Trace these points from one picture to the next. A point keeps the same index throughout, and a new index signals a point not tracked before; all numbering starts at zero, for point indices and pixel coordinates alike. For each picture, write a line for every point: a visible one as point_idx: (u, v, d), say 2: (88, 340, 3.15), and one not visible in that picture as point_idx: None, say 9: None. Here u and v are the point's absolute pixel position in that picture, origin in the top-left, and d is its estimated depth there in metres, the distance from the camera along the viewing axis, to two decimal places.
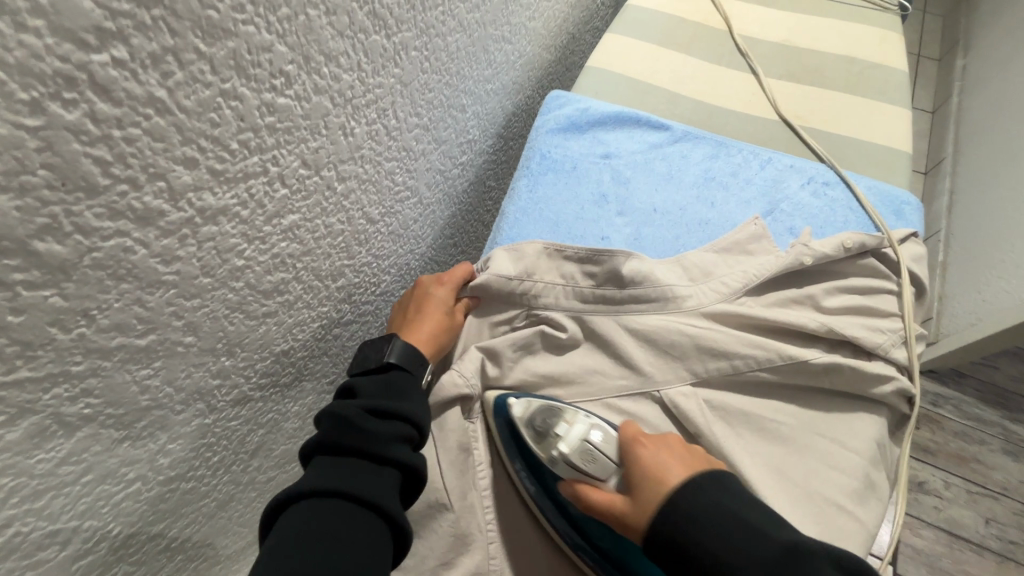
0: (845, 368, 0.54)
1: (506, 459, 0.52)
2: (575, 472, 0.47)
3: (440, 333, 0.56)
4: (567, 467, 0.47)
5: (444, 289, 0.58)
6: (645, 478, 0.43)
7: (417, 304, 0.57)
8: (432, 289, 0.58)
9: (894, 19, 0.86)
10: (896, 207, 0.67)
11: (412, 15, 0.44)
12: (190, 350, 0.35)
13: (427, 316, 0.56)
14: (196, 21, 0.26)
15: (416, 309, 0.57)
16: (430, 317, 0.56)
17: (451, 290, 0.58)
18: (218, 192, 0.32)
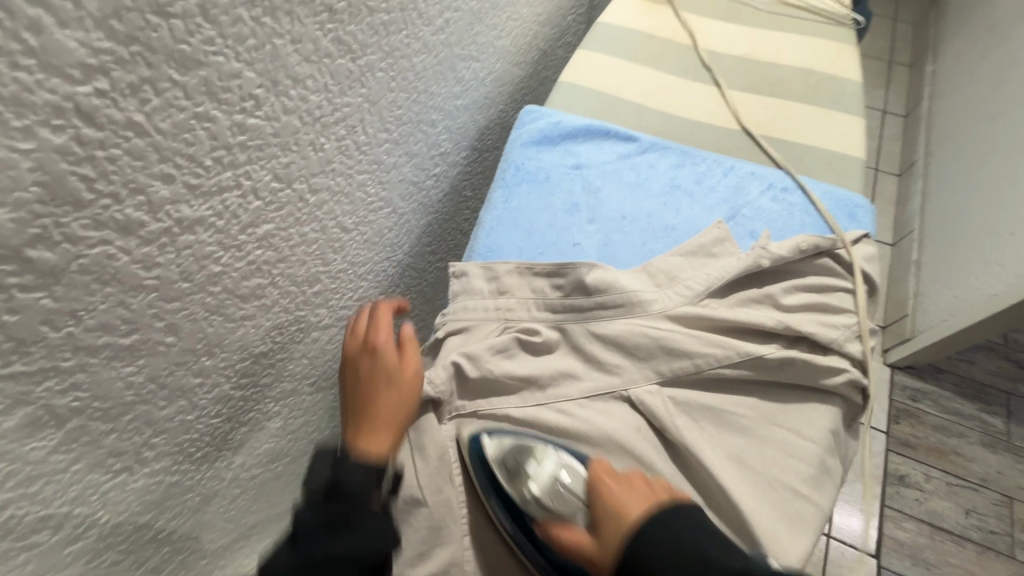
0: (799, 363, 0.55)
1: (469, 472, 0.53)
2: (523, 490, 0.50)
3: (405, 392, 0.53)
4: (510, 478, 0.50)
5: (383, 344, 0.55)
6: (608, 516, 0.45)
7: (371, 367, 0.54)
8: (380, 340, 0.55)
9: (846, 31, 0.91)
10: (852, 209, 0.69)
11: (376, 40, 0.48)
12: (171, 349, 0.39)
13: (386, 376, 0.53)
14: (169, 55, 0.30)
15: (371, 373, 0.54)
16: (389, 373, 0.54)
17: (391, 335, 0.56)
18: (194, 204, 0.35)
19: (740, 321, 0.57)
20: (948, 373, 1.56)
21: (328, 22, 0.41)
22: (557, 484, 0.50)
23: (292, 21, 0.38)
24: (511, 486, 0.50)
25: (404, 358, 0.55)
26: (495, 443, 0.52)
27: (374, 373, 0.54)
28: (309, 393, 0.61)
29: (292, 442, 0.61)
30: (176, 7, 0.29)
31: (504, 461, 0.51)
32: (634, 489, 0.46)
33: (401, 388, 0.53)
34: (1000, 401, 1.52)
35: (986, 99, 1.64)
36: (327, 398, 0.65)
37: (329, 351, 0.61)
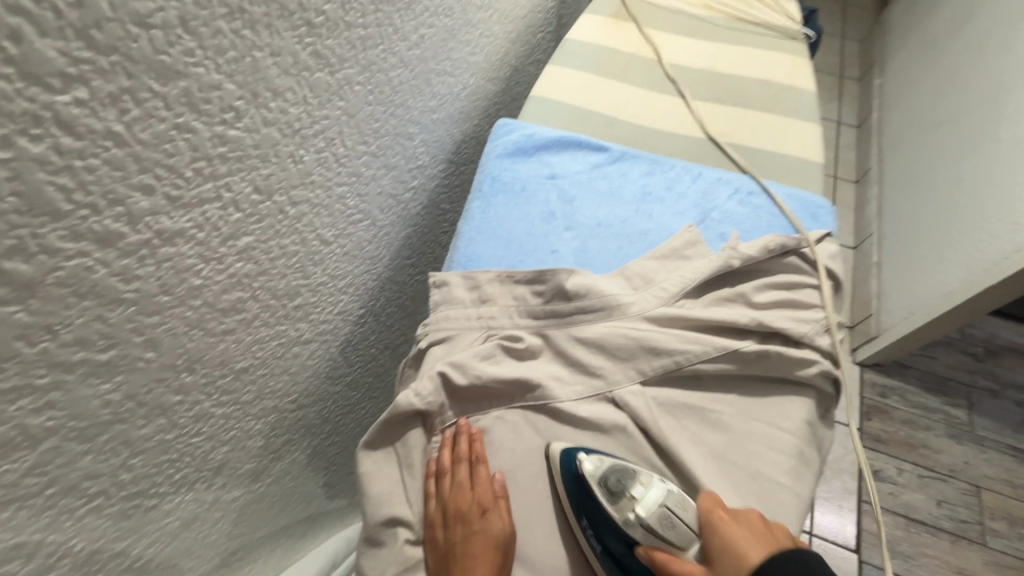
0: (774, 356, 0.57)
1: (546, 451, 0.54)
2: (626, 514, 0.48)
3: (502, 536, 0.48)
4: (612, 500, 0.49)
5: (484, 480, 0.50)
6: (724, 552, 0.43)
7: (466, 481, 0.50)
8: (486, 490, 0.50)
9: (800, 45, 0.96)
10: (815, 209, 0.73)
11: (354, 54, 0.48)
12: (150, 365, 0.38)
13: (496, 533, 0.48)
14: (150, 65, 0.30)
15: (467, 481, 0.50)
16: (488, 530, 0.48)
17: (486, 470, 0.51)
18: (174, 216, 0.35)
19: (717, 319, 0.59)
20: (913, 369, 1.63)
21: (306, 35, 0.42)
22: (665, 510, 0.47)
23: (271, 34, 0.38)
24: (612, 507, 0.48)
25: (501, 515, 0.49)
26: (593, 459, 0.51)
27: (472, 479, 0.50)
28: (290, 410, 0.60)
29: (273, 461, 0.60)
30: (157, 19, 0.29)
31: (606, 481, 0.50)
32: (757, 531, 0.44)
33: (501, 546, 0.48)
34: (962, 393, 1.59)
35: (931, 108, 1.74)
36: (307, 415, 0.64)
37: (309, 366, 0.60)
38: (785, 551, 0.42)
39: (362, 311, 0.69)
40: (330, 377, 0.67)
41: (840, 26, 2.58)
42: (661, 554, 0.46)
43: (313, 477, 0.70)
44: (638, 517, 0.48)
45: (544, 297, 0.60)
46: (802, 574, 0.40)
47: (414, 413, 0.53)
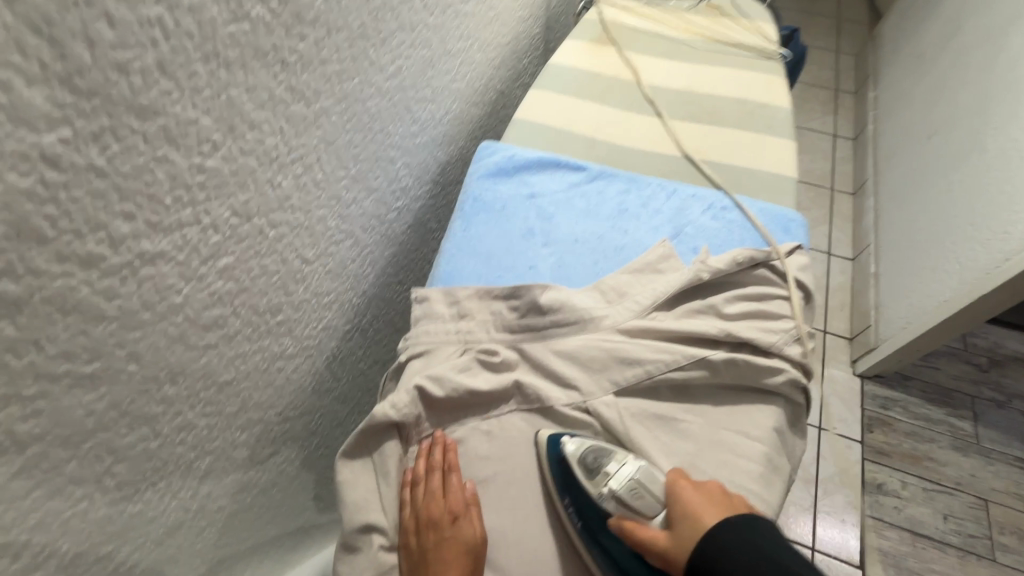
0: (740, 364, 0.59)
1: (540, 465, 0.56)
2: (602, 489, 0.52)
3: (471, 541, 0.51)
4: (589, 476, 0.53)
5: (456, 491, 0.53)
6: (682, 518, 0.48)
7: (436, 491, 0.52)
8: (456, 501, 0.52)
9: (776, 64, 0.99)
10: (785, 223, 0.75)
11: (330, 87, 0.52)
12: (133, 377, 0.41)
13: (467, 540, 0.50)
14: (129, 106, 0.34)
15: (438, 492, 0.52)
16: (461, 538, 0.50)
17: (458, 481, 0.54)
18: (155, 239, 0.38)
19: (686, 330, 0.61)
20: (915, 380, 1.61)
21: (281, 73, 0.45)
22: (636, 486, 0.51)
23: (246, 73, 0.42)
24: (590, 483, 0.53)
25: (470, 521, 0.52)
26: (576, 441, 0.55)
27: (443, 489, 0.52)
28: (276, 423, 0.62)
29: (260, 472, 0.62)
30: (135, 66, 0.33)
31: (585, 460, 0.54)
32: (710, 494, 0.49)
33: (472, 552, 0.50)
34: (966, 404, 1.57)
35: (923, 120, 1.76)
36: (294, 427, 0.66)
37: (294, 380, 0.63)
38: (740, 516, 0.47)
39: (348, 326, 0.72)
40: (317, 391, 0.69)
41: (834, 41, 2.62)
42: (629, 523, 0.51)
43: (301, 491, 0.72)
44: (612, 491, 0.52)
45: (517, 312, 0.63)
46: (747, 535, 0.45)
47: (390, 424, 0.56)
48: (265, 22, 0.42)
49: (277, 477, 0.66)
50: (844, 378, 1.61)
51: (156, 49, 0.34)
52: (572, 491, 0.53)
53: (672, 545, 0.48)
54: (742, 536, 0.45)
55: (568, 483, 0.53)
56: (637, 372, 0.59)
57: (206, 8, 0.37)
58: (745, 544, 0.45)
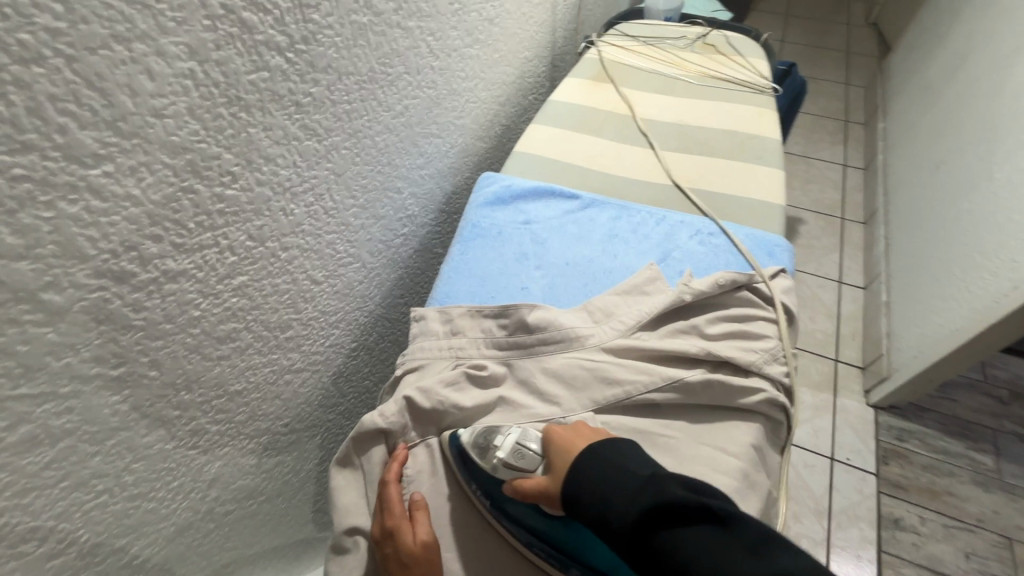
0: (718, 382, 0.61)
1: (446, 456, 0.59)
2: (493, 461, 0.53)
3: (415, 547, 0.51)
4: (483, 455, 0.54)
5: (391, 504, 0.54)
6: (555, 454, 0.51)
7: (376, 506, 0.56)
8: (388, 514, 0.54)
9: (769, 98, 1.03)
10: (772, 249, 0.78)
11: (340, 125, 0.58)
12: (153, 382, 0.45)
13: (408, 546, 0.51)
14: (162, 144, 0.39)
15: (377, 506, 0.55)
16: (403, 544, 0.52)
17: (392, 493, 0.55)
18: (178, 259, 0.44)
19: (667, 348, 0.63)
20: (931, 412, 1.58)
21: (296, 113, 0.51)
22: (520, 447, 0.54)
23: (264, 114, 0.48)
24: (482, 462, 0.54)
25: (416, 528, 0.52)
26: (470, 429, 0.57)
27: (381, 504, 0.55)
28: (283, 433, 0.66)
29: (266, 481, 0.66)
30: (169, 110, 0.39)
31: (478, 443, 0.55)
32: (578, 431, 0.53)
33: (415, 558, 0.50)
34: (987, 438, 1.52)
35: (931, 150, 1.77)
36: (300, 439, 0.70)
37: (301, 394, 0.67)
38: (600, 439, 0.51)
39: (354, 345, 0.76)
40: (322, 405, 0.73)
41: (843, 74, 2.66)
42: (519, 478, 0.53)
43: (306, 503, 0.75)
44: (499, 459, 0.53)
45: (509, 331, 0.66)
46: (607, 453, 0.49)
47: (378, 431, 0.59)
48: (282, 70, 0.48)
49: (282, 487, 0.69)
50: (857, 408, 1.59)
51: (188, 96, 0.40)
52: (468, 470, 0.56)
53: (552, 483, 0.50)
54: (598, 456, 0.49)
55: (467, 470, 0.56)
56: (622, 389, 0.61)
57: (231, 60, 0.42)
58: (608, 462, 0.48)
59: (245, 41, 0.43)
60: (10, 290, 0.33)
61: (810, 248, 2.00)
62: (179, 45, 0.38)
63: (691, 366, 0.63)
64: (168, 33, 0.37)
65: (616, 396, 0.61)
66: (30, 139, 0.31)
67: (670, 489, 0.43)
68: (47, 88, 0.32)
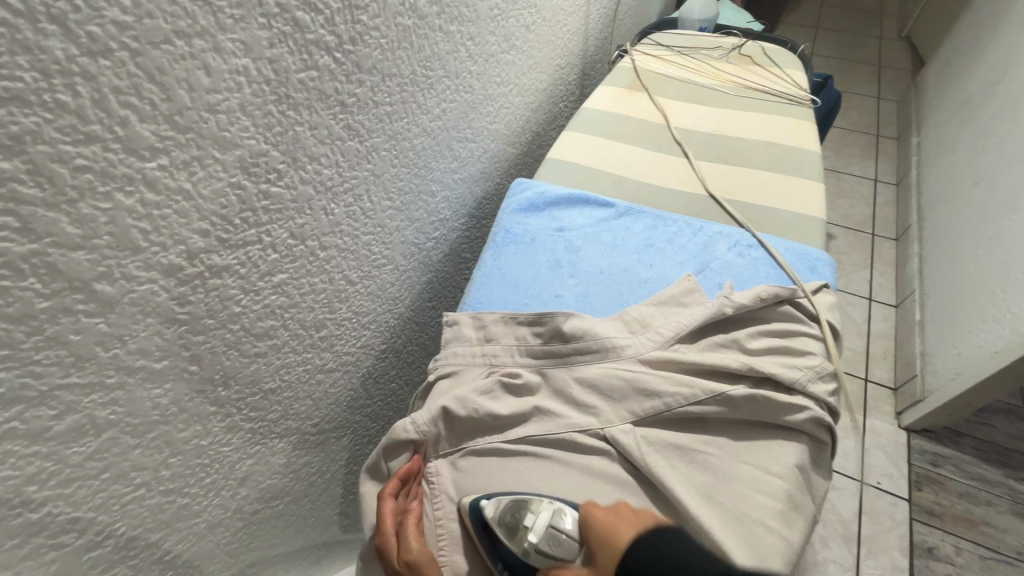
0: (760, 400, 0.59)
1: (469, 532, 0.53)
2: (524, 545, 0.50)
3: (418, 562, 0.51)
4: (510, 534, 0.50)
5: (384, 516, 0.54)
6: (602, 543, 0.47)
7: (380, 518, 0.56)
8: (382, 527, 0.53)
9: (807, 110, 1.01)
10: (812, 261, 0.75)
11: (381, 126, 0.58)
12: (193, 376, 0.45)
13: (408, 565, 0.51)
14: (214, 139, 0.39)
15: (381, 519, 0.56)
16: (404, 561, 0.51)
17: (386, 505, 0.55)
18: (223, 254, 0.44)
19: (706, 364, 0.62)
20: (968, 437, 1.52)
21: (340, 113, 0.51)
22: (556, 531, 0.50)
23: (311, 113, 0.48)
24: (511, 542, 0.50)
25: (402, 543, 0.51)
26: (494, 505, 0.52)
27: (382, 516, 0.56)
28: (311, 434, 0.66)
29: (293, 482, 0.65)
30: (223, 106, 0.39)
31: (503, 519, 0.51)
32: (623, 515, 0.49)
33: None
34: None
35: (970, 166, 1.72)
36: (327, 440, 0.70)
37: (331, 394, 0.67)
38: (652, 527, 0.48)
39: (384, 347, 0.76)
40: (351, 407, 0.73)
41: (875, 88, 2.61)
42: (556, 573, 0.48)
43: (330, 505, 0.75)
44: (532, 544, 0.50)
45: (542, 339, 0.65)
46: (658, 551, 0.45)
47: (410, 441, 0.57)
48: (330, 70, 0.48)
49: (308, 488, 0.69)
50: (888, 430, 1.53)
51: (241, 92, 0.40)
52: (491, 545, 0.51)
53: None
54: (654, 551, 0.45)
55: (495, 551, 0.51)
56: (657, 401, 0.60)
57: (282, 58, 0.43)
58: (660, 557, 0.45)
59: (297, 39, 0.44)
60: (66, 279, 0.33)
61: (839, 264, 1.95)
62: (235, 42, 0.38)
63: (730, 382, 0.61)
64: (225, 29, 0.38)
65: (652, 408, 0.60)
66: (94, 130, 0.32)
67: (696, 562, 0.42)
68: (112, 81, 0.32)
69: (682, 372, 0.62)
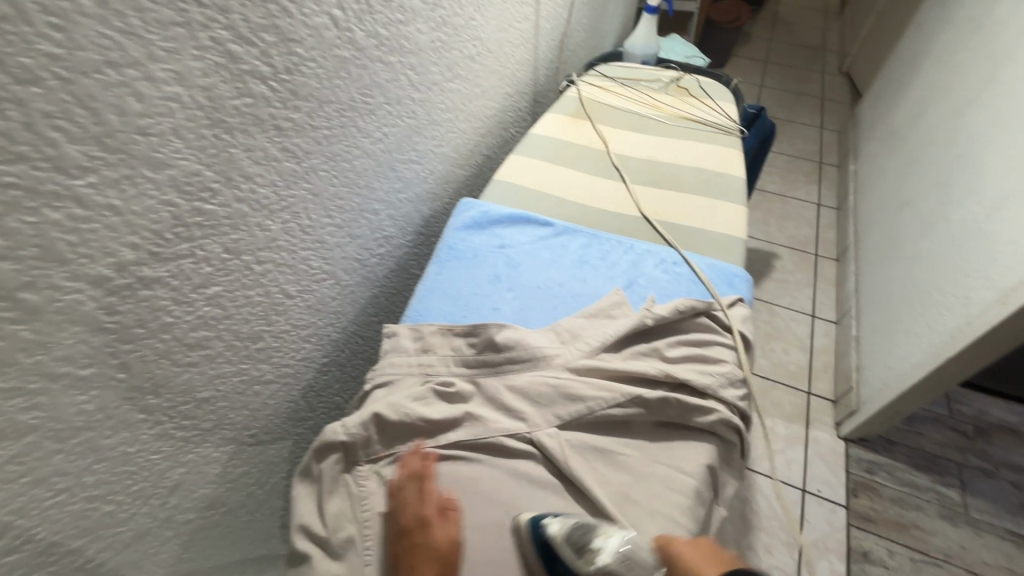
0: (674, 403, 0.64)
1: (525, 552, 0.54)
2: (590, 566, 0.51)
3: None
4: (579, 554, 0.51)
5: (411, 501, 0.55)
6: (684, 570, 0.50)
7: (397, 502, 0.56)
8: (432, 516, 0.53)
9: (734, 139, 1.10)
10: (730, 278, 0.82)
11: (319, 148, 0.62)
12: (122, 383, 0.47)
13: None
14: (146, 159, 0.42)
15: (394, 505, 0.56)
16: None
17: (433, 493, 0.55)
18: (154, 266, 0.46)
19: (627, 371, 0.66)
20: (900, 445, 1.61)
21: (276, 136, 0.55)
22: (622, 556, 0.52)
23: (245, 136, 0.51)
24: (579, 561, 0.51)
25: (436, 529, 0.53)
26: (559, 521, 0.53)
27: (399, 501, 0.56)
28: (248, 443, 0.68)
29: (229, 492, 0.66)
30: (154, 129, 0.42)
31: (570, 536, 0.52)
32: (703, 550, 0.53)
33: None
34: (953, 472, 1.55)
35: (896, 193, 1.86)
36: (265, 451, 0.71)
37: (270, 405, 0.69)
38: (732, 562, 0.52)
39: (324, 359, 0.78)
40: (291, 418, 0.75)
41: (817, 119, 2.79)
42: None
43: (268, 517, 0.76)
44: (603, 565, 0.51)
45: (475, 350, 0.69)
46: None
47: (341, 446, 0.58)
48: (265, 97, 0.52)
49: (245, 499, 0.70)
50: (827, 440, 1.61)
51: (173, 116, 0.43)
52: (544, 556, 0.52)
53: None
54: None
55: (547, 560, 0.51)
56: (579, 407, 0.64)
57: (216, 86, 0.46)
58: None
59: (230, 69, 0.47)
60: None
61: (784, 282, 2.06)
62: (167, 72, 0.42)
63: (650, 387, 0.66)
64: (157, 60, 0.41)
65: (575, 415, 0.63)
66: (24, 150, 0.34)
67: None
68: (42, 106, 0.35)
69: (606, 380, 0.66)
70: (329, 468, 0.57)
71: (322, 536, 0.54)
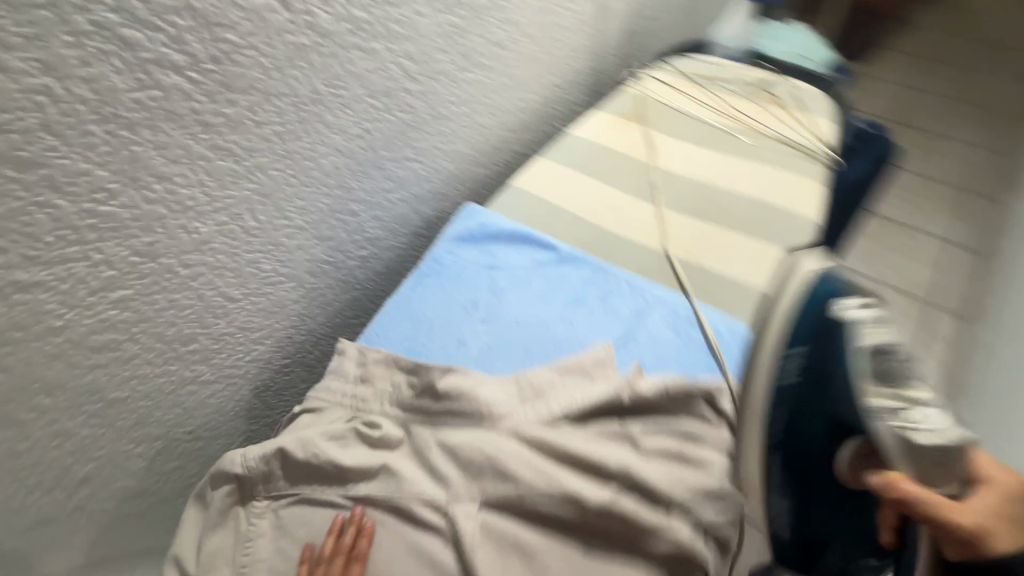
0: (621, 512, 0.51)
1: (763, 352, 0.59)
2: (904, 414, 0.51)
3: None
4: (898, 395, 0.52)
5: None
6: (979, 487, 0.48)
7: None
8: None
9: (819, 169, 0.88)
10: (754, 355, 0.65)
11: (268, 146, 0.55)
12: (1, 384, 0.45)
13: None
14: (5, 158, 0.38)
15: None
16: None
17: None
18: (31, 270, 0.43)
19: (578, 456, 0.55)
20: None
21: (202, 132, 0.49)
22: (924, 419, 0.50)
23: (155, 132, 0.45)
24: (895, 415, 0.51)
25: None
26: (858, 312, 0.56)
27: None
28: (183, 439, 0.66)
29: (159, 483, 0.66)
30: (14, 126, 0.37)
31: (879, 368, 0.54)
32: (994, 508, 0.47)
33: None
34: None
35: None
36: (207, 445, 0.70)
37: (211, 403, 0.67)
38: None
39: (285, 359, 0.75)
40: (241, 416, 0.73)
41: None
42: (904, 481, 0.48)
43: None
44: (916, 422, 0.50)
45: (415, 391, 0.61)
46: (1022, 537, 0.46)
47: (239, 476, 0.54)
48: (182, 90, 0.45)
49: (180, 491, 0.69)
50: None
51: (42, 112, 0.38)
52: (857, 455, 0.53)
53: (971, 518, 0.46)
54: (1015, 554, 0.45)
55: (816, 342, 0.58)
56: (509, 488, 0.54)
57: (105, 78, 0.40)
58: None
59: (126, 59, 0.41)
60: None
61: None
62: (29, 62, 0.36)
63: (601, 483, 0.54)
64: (12, 48, 0.35)
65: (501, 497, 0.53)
66: None
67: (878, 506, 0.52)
68: None
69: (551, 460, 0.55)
70: (220, 498, 0.53)
71: (192, 572, 0.50)
